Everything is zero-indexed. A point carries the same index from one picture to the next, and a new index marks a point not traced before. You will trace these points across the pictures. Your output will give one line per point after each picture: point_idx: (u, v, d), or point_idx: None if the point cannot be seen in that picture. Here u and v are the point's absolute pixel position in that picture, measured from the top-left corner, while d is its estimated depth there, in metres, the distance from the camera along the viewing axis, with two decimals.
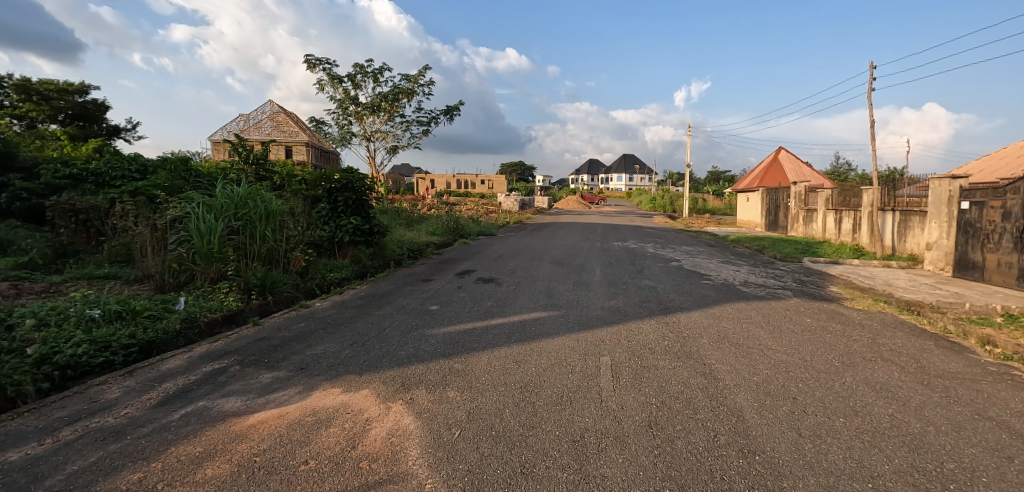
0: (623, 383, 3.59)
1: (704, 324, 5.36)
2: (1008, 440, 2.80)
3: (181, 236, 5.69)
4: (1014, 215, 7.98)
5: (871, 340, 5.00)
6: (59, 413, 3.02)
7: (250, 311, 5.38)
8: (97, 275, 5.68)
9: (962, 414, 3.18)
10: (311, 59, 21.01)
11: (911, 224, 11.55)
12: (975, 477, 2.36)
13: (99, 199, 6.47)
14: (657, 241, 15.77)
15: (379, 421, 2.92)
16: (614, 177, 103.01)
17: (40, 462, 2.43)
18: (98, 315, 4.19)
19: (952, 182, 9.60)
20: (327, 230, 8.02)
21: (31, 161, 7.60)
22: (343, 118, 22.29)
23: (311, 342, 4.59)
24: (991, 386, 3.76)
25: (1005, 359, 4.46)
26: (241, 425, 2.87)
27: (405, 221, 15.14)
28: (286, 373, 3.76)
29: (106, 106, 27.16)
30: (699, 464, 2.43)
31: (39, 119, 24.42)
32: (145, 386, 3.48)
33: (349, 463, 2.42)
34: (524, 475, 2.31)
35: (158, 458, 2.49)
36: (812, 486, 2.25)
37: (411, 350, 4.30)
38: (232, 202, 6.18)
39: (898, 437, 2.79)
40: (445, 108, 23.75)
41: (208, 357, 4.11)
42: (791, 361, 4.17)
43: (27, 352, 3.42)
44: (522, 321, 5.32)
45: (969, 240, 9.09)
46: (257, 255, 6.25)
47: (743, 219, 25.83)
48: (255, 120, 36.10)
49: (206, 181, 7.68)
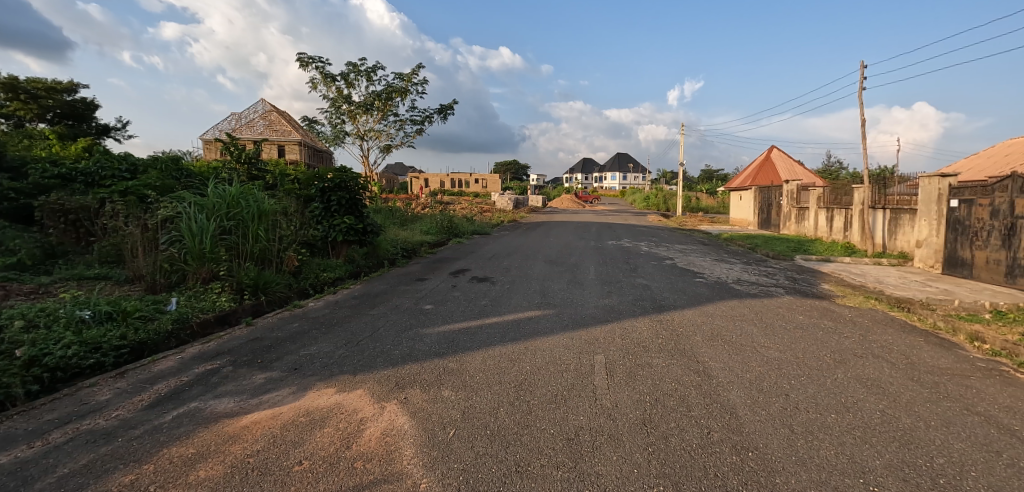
0: (617, 381, 3.60)
1: (697, 322, 5.39)
2: (997, 435, 2.83)
3: (172, 236, 5.63)
4: (1002, 212, 8.09)
5: (862, 337, 5.05)
6: (48, 416, 2.98)
7: (243, 311, 5.34)
8: (87, 275, 5.62)
9: (952, 409, 3.22)
10: (303, 58, 20.88)
11: (901, 222, 11.68)
12: (964, 471, 2.39)
13: (88, 199, 6.39)
14: (650, 240, 15.83)
15: (373, 421, 2.91)
16: (608, 176, 103.25)
17: (29, 466, 2.40)
18: (88, 316, 4.14)
19: (941, 181, 9.73)
20: (320, 230, 7.99)
21: (18, 160, 7.49)
22: (336, 117, 22.19)
23: (304, 342, 4.57)
24: (979, 382, 3.81)
25: (994, 355, 4.52)
26: (234, 426, 2.85)
27: (399, 221, 15.10)
28: (280, 374, 3.74)
29: (95, 106, 26.85)
30: (694, 462, 2.44)
31: (26, 118, 24.04)
32: (136, 388, 3.45)
33: (343, 464, 2.41)
34: (519, 474, 2.31)
35: (149, 460, 2.46)
36: (805, 482, 2.27)
37: (405, 350, 4.29)
38: (223, 202, 6.12)
39: (889, 433, 2.82)
40: (439, 107, 23.69)
41: (200, 358, 4.08)
42: (783, 358, 4.20)
43: (16, 354, 3.37)
44: (516, 321, 5.31)
45: (958, 238, 9.20)
46: (250, 255, 6.21)
47: (736, 218, 25.98)
48: (247, 119, 35.81)
49: (198, 181, 7.62)
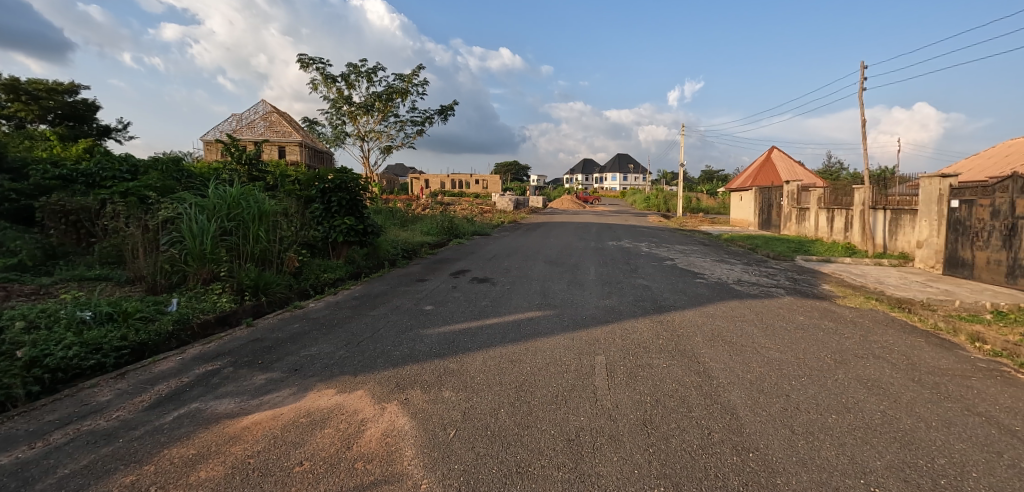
0: (618, 382, 3.60)
1: (697, 323, 5.38)
2: (998, 436, 2.83)
3: (173, 237, 5.63)
4: (1003, 213, 8.08)
5: (863, 337, 5.05)
6: (49, 417, 2.98)
7: (243, 312, 5.35)
8: (88, 276, 5.63)
9: (952, 410, 3.22)
10: (304, 59, 20.92)
11: (902, 223, 11.68)
12: (965, 472, 2.39)
13: (89, 199, 6.40)
14: (650, 240, 15.83)
15: (373, 421, 2.91)
16: (609, 177, 103.26)
17: (30, 467, 2.41)
18: (89, 317, 4.14)
19: (942, 182, 9.76)
20: (320, 230, 8.00)
21: (19, 161, 7.51)
22: (337, 118, 22.21)
23: (305, 343, 4.57)
24: (980, 382, 3.81)
25: (994, 356, 4.52)
26: (235, 427, 2.85)
27: (399, 221, 15.11)
28: (280, 375, 3.74)
29: (96, 107, 26.91)
30: (694, 463, 2.44)
31: (28, 119, 24.09)
32: (137, 389, 3.45)
33: (344, 464, 2.41)
34: (519, 475, 2.31)
35: (150, 461, 2.46)
36: (806, 482, 2.26)
37: (405, 351, 4.29)
38: (224, 203, 6.13)
39: (890, 433, 2.82)
40: (440, 108, 23.71)
41: (201, 358, 4.09)
42: (784, 359, 4.20)
43: (17, 354, 3.38)
44: (517, 321, 5.31)
45: (959, 238, 9.19)
46: (250, 256, 6.22)
47: (736, 219, 25.97)
48: (248, 119, 35.87)
49: (198, 181, 7.63)
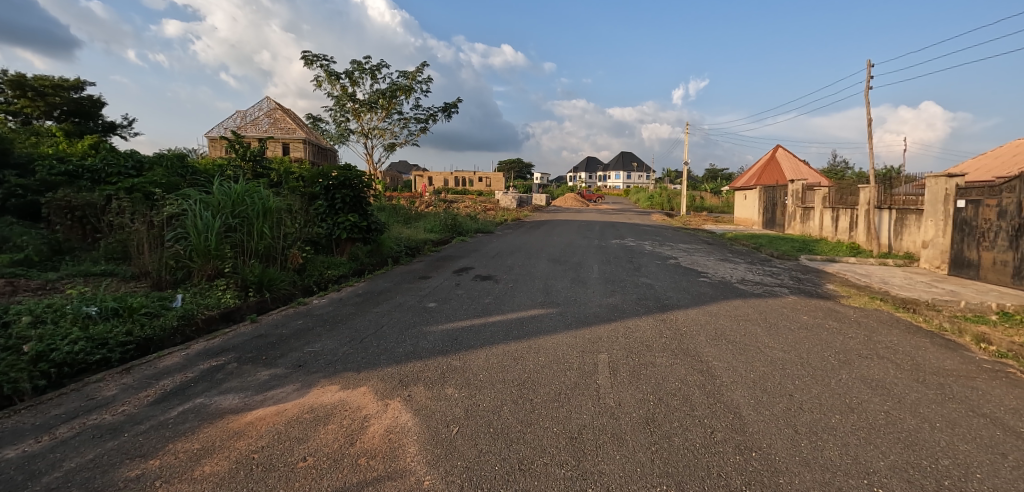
0: (621, 380, 3.59)
1: (700, 322, 5.37)
2: (1003, 437, 2.82)
3: (178, 233, 5.65)
4: (1010, 213, 8.00)
5: (867, 338, 5.01)
6: (55, 411, 3.01)
7: (247, 309, 5.37)
8: (94, 272, 5.66)
9: (956, 411, 3.20)
10: (308, 55, 20.80)
11: (908, 223, 11.64)
12: (969, 473, 2.38)
13: (95, 196, 6.45)
14: (654, 239, 15.77)
15: (377, 418, 2.92)
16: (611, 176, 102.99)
17: (37, 460, 2.43)
18: (95, 312, 4.16)
19: (948, 181, 9.71)
20: (324, 227, 8.07)
21: (25, 158, 7.55)
22: (340, 115, 22.21)
23: (308, 339, 4.58)
24: (986, 383, 3.79)
25: (999, 357, 4.48)
26: (238, 423, 2.86)
27: (402, 218, 15.14)
28: (284, 371, 3.75)
29: (101, 102, 27.19)
30: (697, 461, 2.44)
31: (33, 115, 24.33)
32: (142, 384, 3.47)
33: (346, 460, 2.42)
34: (522, 472, 2.32)
35: (155, 455, 2.48)
36: (808, 482, 2.26)
37: (408, 348, 4.30)
38: (229, 199, 6.13)
39: (893, 434, 2.81)
40: (443, 105, 23.56)
41: (206, 354, 4.11)
42: (788, 358, 4.20)
43: (22, 349, 3.39)
44: (519, 319, 5.32)
45: (965, 239, 9.13)
46: (254, 252, 6.25)
47: (739, 217, 25.80)
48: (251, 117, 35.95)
49: (203, 177, 7.65)
